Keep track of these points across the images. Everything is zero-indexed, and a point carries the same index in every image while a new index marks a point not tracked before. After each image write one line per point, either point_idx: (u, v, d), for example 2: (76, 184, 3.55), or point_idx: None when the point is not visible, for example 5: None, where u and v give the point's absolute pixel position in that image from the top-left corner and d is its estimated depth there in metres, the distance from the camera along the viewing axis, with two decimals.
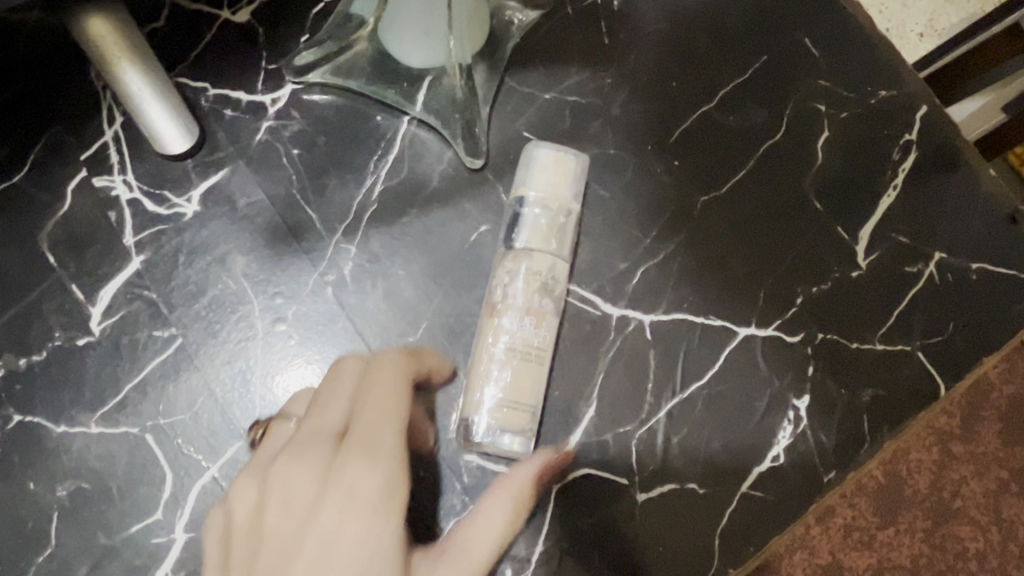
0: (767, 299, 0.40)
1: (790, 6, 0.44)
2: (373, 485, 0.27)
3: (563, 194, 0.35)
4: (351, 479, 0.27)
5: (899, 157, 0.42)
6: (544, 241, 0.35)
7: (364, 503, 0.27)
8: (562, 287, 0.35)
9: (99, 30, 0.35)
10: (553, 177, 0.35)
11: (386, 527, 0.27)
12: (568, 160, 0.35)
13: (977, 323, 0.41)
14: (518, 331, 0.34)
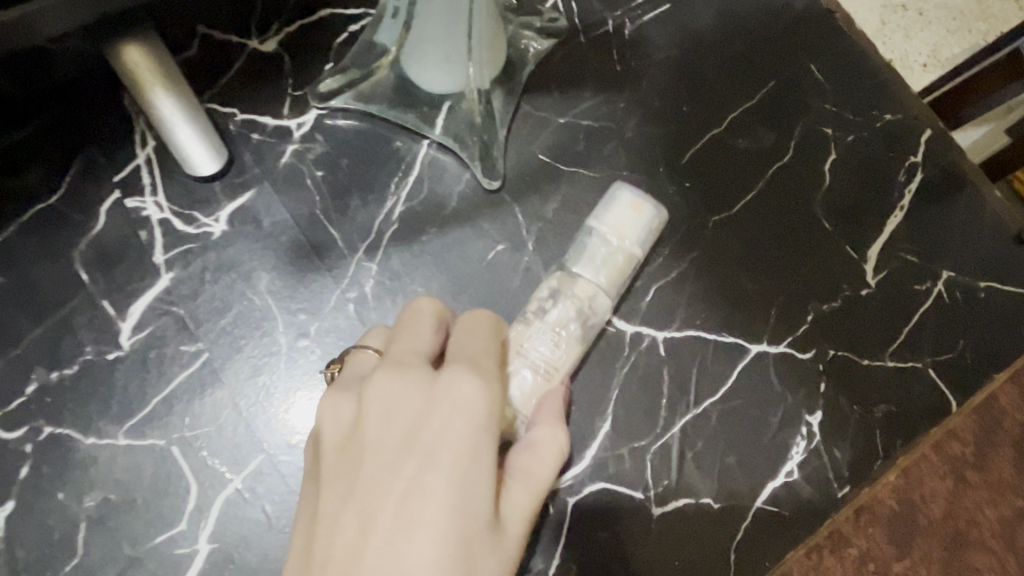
0: (778, 316, 0.40)
1: (796, 34, 0.45)
2: (475, 393, 0.28)
3: (627, 233, 0.35)
4: (453, 391, 0.28)
5: (905, 179, 0.44)
6: (597, 274, 0.35)
7: (465, 409, 0.28)
8: (597, 310, 0.35)
9: (135, 59, 0.36)
10: (625, 216, 0.36)
11: (484, 436, 0.27)
12: (646, 205, 0.36)
13: (987, 340, 0.41)
14: (540, 343, 0.34)
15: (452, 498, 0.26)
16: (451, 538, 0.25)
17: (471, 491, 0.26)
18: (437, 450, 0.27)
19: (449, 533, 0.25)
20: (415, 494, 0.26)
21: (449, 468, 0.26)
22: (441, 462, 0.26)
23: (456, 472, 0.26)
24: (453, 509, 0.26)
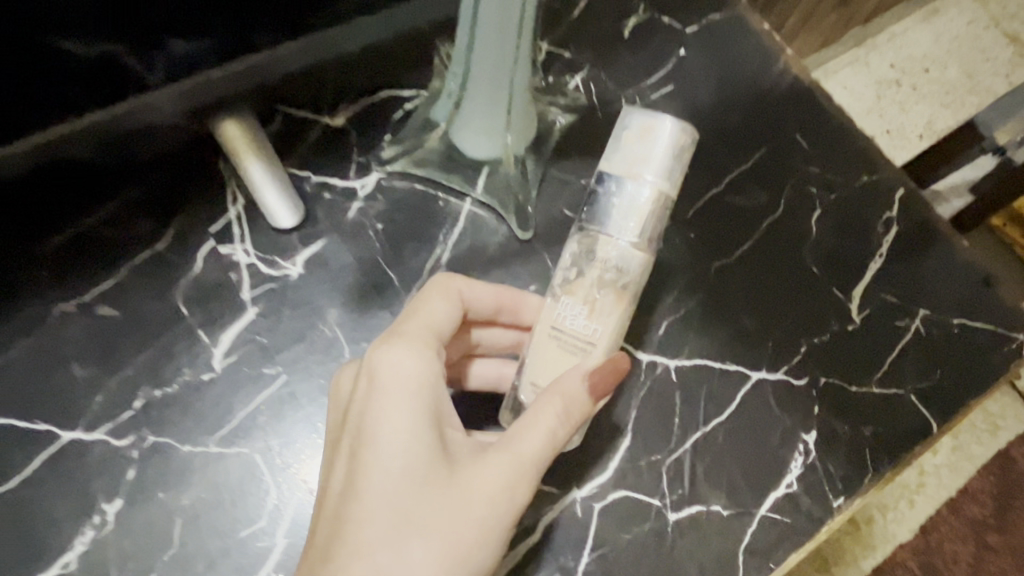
0: (774, 347, 0.46)
1: (783, 109, 0.53)
2: (397, 370, 0.34)
3: (641, 162, 0.36)
4: (382, 371, 0.34)
5: (883, 231, 0.50)
6: (623, 217, 0.36)
7: (386, 394, 0.34)
8: (631, 269, 0.37)
9: (231, 133, 0.45)
10: (638, 145, 0.36)
11: (408, 412, 0.33)
12: (658, 126, 0.36)
13: (961, 370, 0.47)
14: (572, 318, 0.37)
15: (388, 462, 0.32)
16: (384, 496, 0.31)
17: (404, 456, 0.32)
18: (373, 422, 0.33)
19: (383, 498, 0.31)
20: (354, 471, 0.32)
21: (380, 436, 0.33)
22: (373, 435, 0.33)
23: (382, 448, 0.32)
24: (389, 476, 0.32)
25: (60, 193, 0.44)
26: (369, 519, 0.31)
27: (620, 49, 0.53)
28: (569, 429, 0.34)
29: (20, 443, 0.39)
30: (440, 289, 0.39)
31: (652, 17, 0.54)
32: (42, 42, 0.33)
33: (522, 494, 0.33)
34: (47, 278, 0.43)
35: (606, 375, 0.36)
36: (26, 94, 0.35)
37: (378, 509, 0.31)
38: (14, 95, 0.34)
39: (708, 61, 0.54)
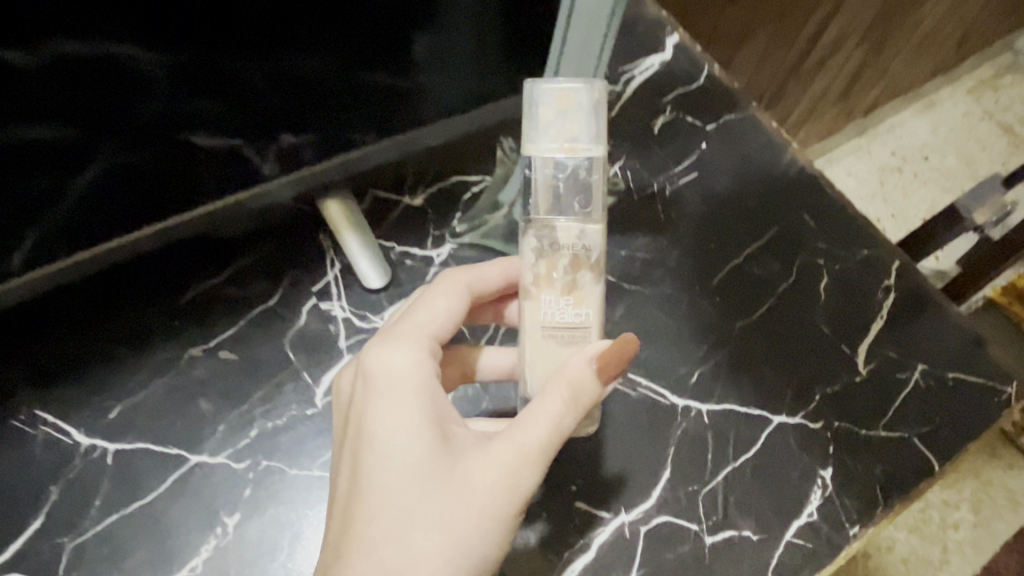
0: (792, 395, 0.53)
1: (791, 193, 0.62)
2: (389, 373, 0.39)
3: (574, 132, 0.39)
4: (378, 375, 0.39)
5: (882, 296, 0.58)
6: (572, 190, 0.39)
7: (382, 398, 0.38)
8: (597, 246, 0.39)
9: (332, 210, 0.54)
10: (561, 118, 0.39)
11: (401, 412, 0.37)
12: (574, 95, 0.39)
13: (958, 417, 0.53)
14: (559, 313, 0.39)
15: (386, 458, 0.36)
16: (385, 488, 0.35)
17: (401, 452, 0.36)
18: (370, 423, 0.37)
19: (384, 494, 0.35)
20: (359, 471, 0.36)
21: (378, 436, 0.36)
22: (372, 434, 0.37)
23: (380, 449, 0.36)
24: (389, 475, 0.35)
25: (199, 253, 0.53)
26: (374, 512, 0.35)
27: (652, 142, 0.63)
28: (570, 417, 0.36)
29: (156, 465, 0.47)
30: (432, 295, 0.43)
31: (677, 116, 0.65)
32: (181, 138, 0.44)
33: (527, 481, 0.35)
34: (181, 326, 0.51)
35: (618, 356, 0.38)
36: (165, 176, 0.46)
37: (381, 506, 0.35)
38: (155, 177, 0.45)
39: (726, 153, 0.63)
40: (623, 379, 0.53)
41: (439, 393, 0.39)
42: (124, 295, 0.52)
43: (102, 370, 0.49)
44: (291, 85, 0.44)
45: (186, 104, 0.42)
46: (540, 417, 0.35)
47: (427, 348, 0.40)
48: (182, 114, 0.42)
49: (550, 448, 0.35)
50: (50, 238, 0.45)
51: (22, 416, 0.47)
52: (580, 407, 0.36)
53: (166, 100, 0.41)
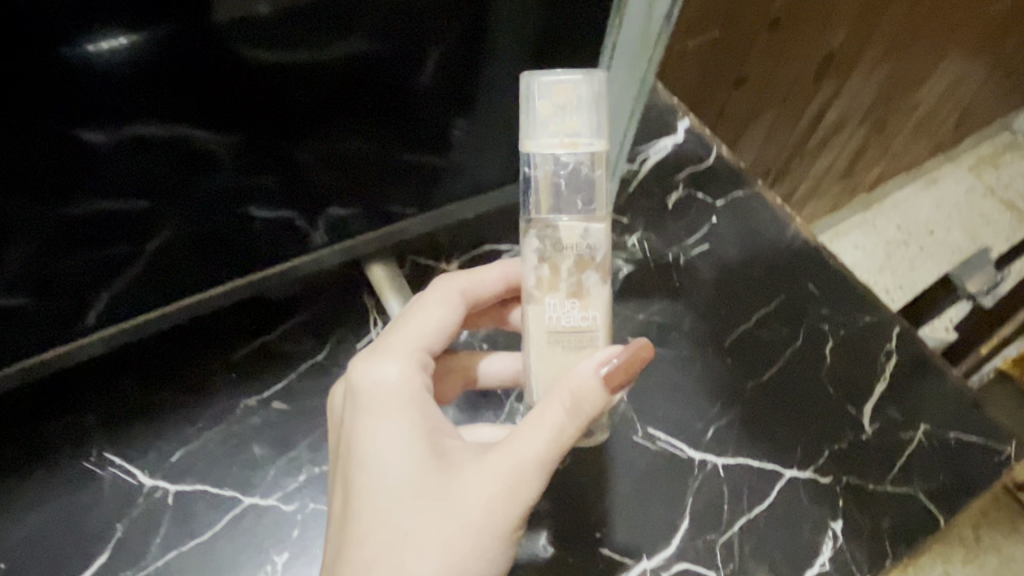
0: (802, 450, 0.57)
1: (796, 263, 0.67)
2: (382, 393, 0.42)
3: (575, 127, 0.41)
4: (370, 395, 0.42)
5: (885, 359, 0.62)
6: (575, 187, 0.42)
7: (373, 416, 0.41)
8: (600, 246, 0.42)
9: (376, 272, 0.60)
10: (560, 114, 0.41)
11: (393, 430, 0.40)
12: (573, 90, 0.41)
13: (960, 475, 0.57)
14: (565, 316, 0.42)
15: (380, 475, 0.39)
16: (380, 505, 0.38)
17: (395, 469, 0.39)
18: (363, 442, 0.40)
19: (378, 509, 0.38)
20: (354, 489, 0.39)
21: (371, 454, 0.39)
22: (367, 452, 0.40)
23: (372, 467, 0.39)
24: (383, 492, 0.38)
25: (256, 314, 0.59)
26: (370, 528, 0.37)
27: (666, 215, 0.69)
28: (571, 428, 0.38)
29: (212, 505, 0.51)
30: (422, 307, 0.47)
31: (689, 192, 0.71)
32: (241, 208, 0.50)
33: (521, 496, 0.38)
34: (236, 378, 0.56)
35: (628, 368, 0.39)
36: (227, 240, 0.52)
37: (377, 522, 0.37)
38: (216, 241, 0.52)
39: (735, 226, 0.69)
40: (642, 433, 0.57)
41: (427, 406, 0.42)
42: (185, 349, 0.57)
43: (165, 417, 0.54)
44: (340, 163, 0.51)
45: (247, 180, 0.48)
46: (537, 431, 0.38)
47: (415, 362, 0.44)
48: (243, 188, 0.49)
49: (548, 459, 0.38)
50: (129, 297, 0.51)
51: (93, 458, 0.52)
52: (583, 415, 0.38)
53: (230, 176, 0.47)
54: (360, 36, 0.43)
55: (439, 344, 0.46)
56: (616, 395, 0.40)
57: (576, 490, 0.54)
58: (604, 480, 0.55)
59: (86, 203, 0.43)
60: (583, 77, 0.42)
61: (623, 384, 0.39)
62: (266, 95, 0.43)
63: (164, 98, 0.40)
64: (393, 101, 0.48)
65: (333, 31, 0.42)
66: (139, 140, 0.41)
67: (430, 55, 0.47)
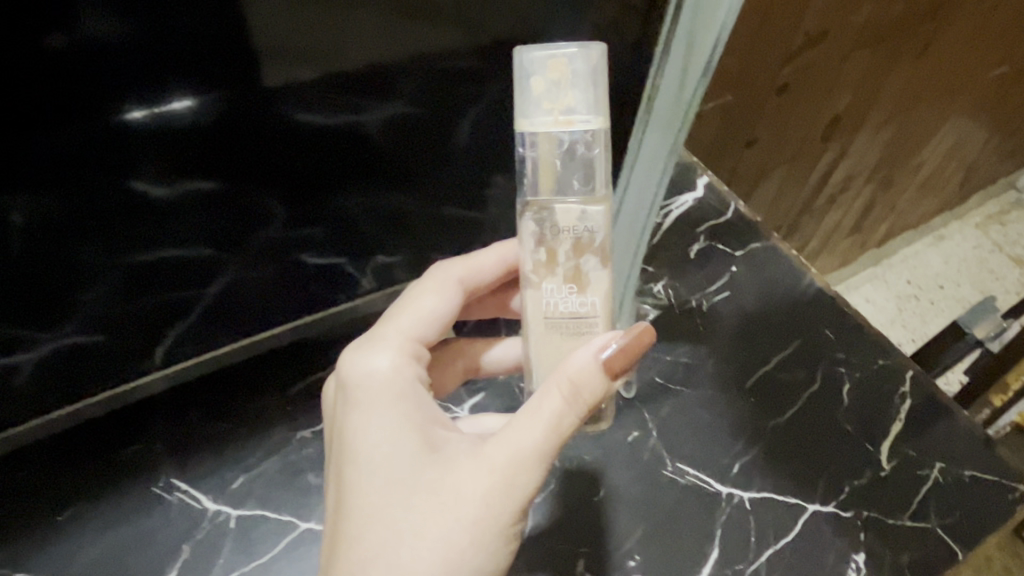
0: (824, 485, 0.60)
1: (812, 310, 0.71)
2: (375, 389, 0.45)
3: (570, 105, 0.41)
4: (361, 392, 0.45)
5: (899, 401, 0.65)
6: (573, 167, 0.42)
7: (365, 410, 0.44)
8: (598, 229, 0.44)
9: None
10: (555, 90, 0.41)
11: (388, 422, 0.43)
12: (567, 65, 0.41)
13: (976, 511, 0.59)
14: (562, 302, 0.44)
15: (374, 467, 0.41)
16: (373, 496, 0.40)
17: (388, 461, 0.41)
18: (357, 437, 0.43)
19: (374, 500, 0.40)
20: (350, 480, 0.42)
21: (365, 447, 0.42)
22: (361, 445, 0.42)
23: (368, 459, 0.41)
24: (376, 482, 0.41)
25: (309, 355, 0.65)
26: (364, 519, 0.40)
27: (688, 265, 0.74)
28: (568, 419, 0.40)
29: (271, 530, 0.55)
30: (416, 297, 0.50)
31: (710, 244, 0.76)
32: (293, 256, 0.56)
33: (518, 488, 0.39)
34: (292, 412, 0.61)
35: (626, 355, 0.41)
36: (282, 284, 0.58)
37: (373, 513, 0.40)
38: (269, 285, 0.57)
39: (753, 275, 0.74)
40: (672, 467, 0.60)
41: (419, 397, 0.45)
42: (243, 381, 0.62)
43: (227, 446, 0.58)
44: (383, 213, 0.56)
45: (298, 232, 0.53)
46: (535, 419, 0.40)
47: (406, 352, 0.47)
48: (293, 236, 0.54)
49: (546, 449, 0.40)
50: (189, 335, 0.56)
51: (161, 484, 0.56)
52: (582, 402, 0.40)
53: (281, 228, 0.52)
54: (399, 101, 0.47)
55: (430, 334, 0.50)
56: (614, 381, 0.42)
57: (611, 521, 0.57)
58: (637, 511, 0.58)
59: (145, 253, 0.48)
60: (577, 51, 0.42)
61: (621, 371, 0.42)
62: (311, 147, 0.47)
63: (235, 153, 0.45)
64: (431, 156, 0.53)
65: (377, 99, 0.46)
66: (188, 194, 0.45)
67: (466, 119, 0.51)
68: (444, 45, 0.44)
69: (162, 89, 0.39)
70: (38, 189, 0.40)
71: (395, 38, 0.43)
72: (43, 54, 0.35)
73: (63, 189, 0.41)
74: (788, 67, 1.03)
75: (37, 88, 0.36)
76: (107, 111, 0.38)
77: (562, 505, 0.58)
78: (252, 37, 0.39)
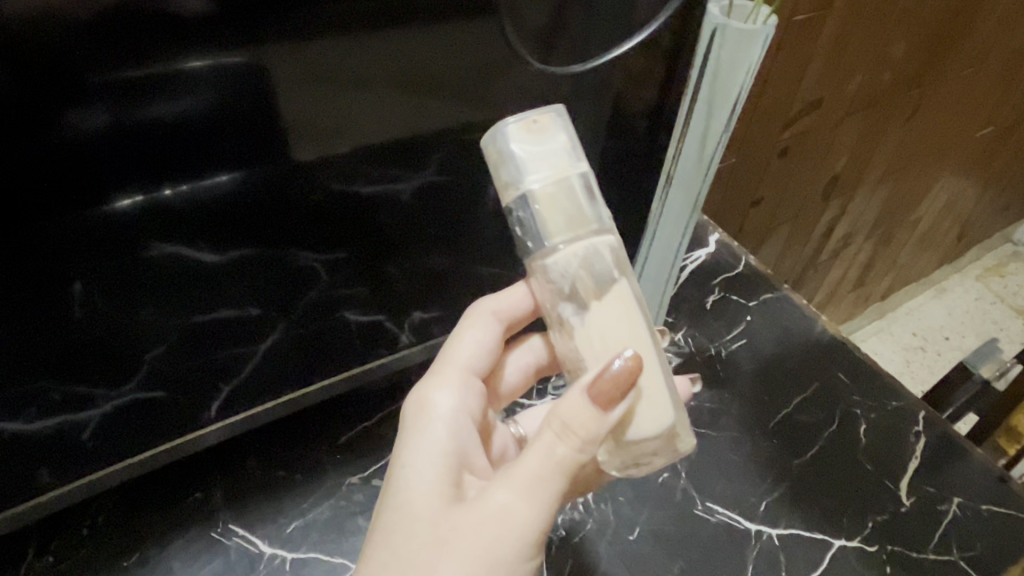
0: (849, 521, 0.63)
1: (826, 355, 0.76)
2: (428, 415, 0.47)
3: (506, 183, 0.44)
4: (415, 417, 0.47)
5: (915, 439, 0.69)
6: (529, 233, 0.44)
7: (413, 433, 0.46)
8: (568, 275, 0.44)
9: None
10: (497, 174, 0.45)
11: (427, 448, 0.45)
12: (495, 148, 0.44)
13: (997, 542, 0.62)
14: (565, 342, 0.46)
15: (408, 484, 0.43)
16: (398, 511, 0.42)
17: (420, 482, 0.43)
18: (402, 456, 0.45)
19: (391, 519, 0.42)
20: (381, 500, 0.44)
21: (404, 467, 0.44)
22: (402, 465, 0.44)
23: (405, 479, 0.43)
24: (405, 499, 0.42)
25: (358, 407, 0.69)
26: (389, 532, 0.41)
27: (706, 315, 0.79)
28: (557, 452, 0.40)
29: (324, 572, 0.57)
30: (460, 334, 0.53)
31: (725, 295, 0.81)
32: (337, 312, 0.60)
33: (523, 516, 0.39)
34: (342, 460, 0.65)
35: None
36: (332, 341, 0.62)
37: (395, 526, 0.41)
38: (317, 341, 0.61)
39: (768, 323, 0.78)
40: (702, 506, 0.63)
41: (463, 430, 0.47)
42: (294, 435, 0.66)
43: (282, 492, 0.62)
44: (422, 271, 0.62)
45: (340, 291, 0.58)
46: (536, 452, 0.40)
47: (460, 383, 0.50)
48: (339, 295, 0.59)
49: (546, 479, 0.40)
50: (245, 387, 0.60)
51: (219, 528, 0.59)
52: (574, 434, 0.39)
53: (324, 287, 0.57)
54: (429, 169, 0.54)
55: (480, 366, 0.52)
56: (614, 414, 0.41)
57: (648, 558, 0.60)
58: (672, 548, 0.61)
59: (191, 315, 0.52)
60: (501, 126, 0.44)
61: (618, 400, 0.41)
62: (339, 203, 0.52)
63: (268, 207, 0.49)
64: (463, 215, 0.60)
65: (413, 163, 0.53)
66: (230, 253, 0.50)
67: None
68: (469, 118, 0.52)
69: (204, 169, 0.44)
70: (95, 258, 0.45)
71: (429, 112, 0.50)
72: (100, 144, 0.40)
73: (105, 258, 0.45)
74: (788, 131, 1.10)
75: (96, 176, 0.41)
76: (156, 187, 0.44)
77: (600, 544, 0.61)
78: (287, 122, 0.45)
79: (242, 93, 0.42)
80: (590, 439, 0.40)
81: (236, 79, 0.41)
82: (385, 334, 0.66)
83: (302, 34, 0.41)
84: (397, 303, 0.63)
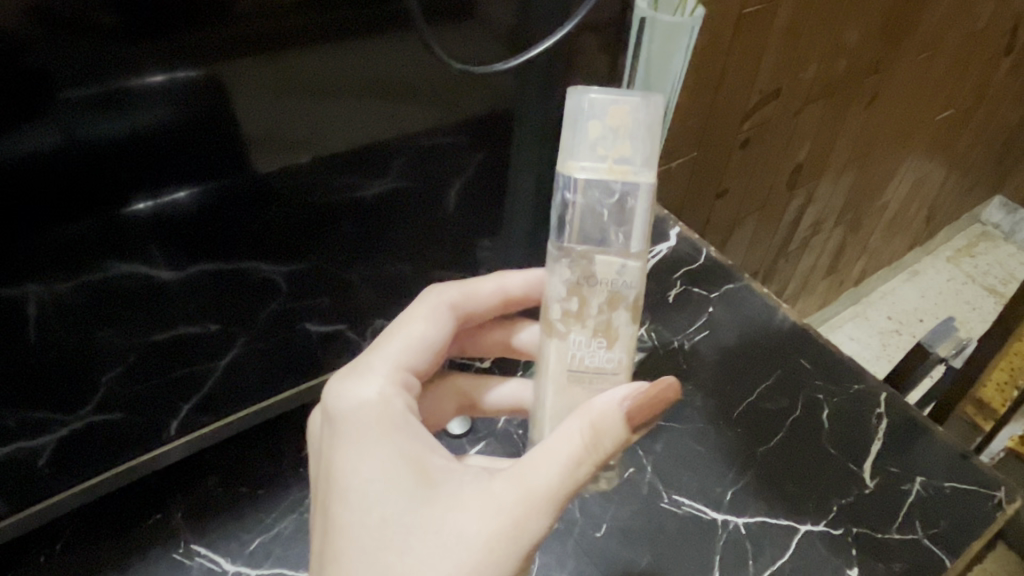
0: (814, 506, 0.63)
1: (788, 343, 0.76)
2: (368, 424, 0.42)
3: (626, 156, 0.40)
4: (354, 430, 0.42)
5: (877, 421, 0.69)
6: (621, 222, 0.41)
7: (358, 447, 0.41)
8: (635, 285, 0.42)
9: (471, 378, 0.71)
10: (612, 137, 0.40)
11: (384, 455, 0.40)
12: (630, 115, 0.40)
13: (961, 518, 0.62)
14: (589, 355, 0.42)
15: (376, 511, 0.38)
16: (372, 539, 0.38)
17: (388, 504, 0.39)
18: (354, 479, 0.40)
19: (368, 541, 0.38)
20: (340, 519, 0.39)
21: (362, 492, 0.39)
22: (360, 491, 0.39)
23: (368, 501, 0.39)
24: (377, 525, 0.38)
25: None
26: (369, 561, 0.37)
27: (668, 309, 0.79)
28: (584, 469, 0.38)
29: None
30: (407, 322, 0.49)
31: (686, 288, 0.82)
32: (295, 324, 0.59)
33: (533, 526, 0.37)
34: (305, 472, 0.64)
35: (652, 405, 0.39)
36: (290, 354, 0.61)
37: (377, 555, 0.37)
38: (275, 355, 0.61)
39: (730, 313, 0.79)
40: (668, 499, 0.64)
41: (414, 430, 0.43)
42: (257, 450, 0.66)
43: (244, 509, 0.61)
44: (380, 281, 0.61)
45: (300, 302, 0.58)
46: (557, 464, 0.38)
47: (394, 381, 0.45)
48: (296, 309, 0.58)
49: (559, 495, 0.38)
50: (202, 405, 0.59)
51: (181, 549, 0.59)
52: (602, 451, 0.38)
53: (285, 300, 0.56)
54: (381, 180, 0.53)
55: (420, 363, 0.48)
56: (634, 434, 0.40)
57: (616, 559, 0.60)
58: (640, 544, 0.61)
59: (149, 334, 0.51)
60: (638, 101, 0.41)
61: (645, 422, 0.40)
62: (287, 211, 0.50)
63: (227, 224, 0.48)
64: (418, 225, 0.59)
65: (363, 174, 0.52)
66: (185, 266, 0.49)
67: (453, 186, 0.58)
68: (415, 127, 0.52)
69: (162, 187, 0.44)
70: (48, 274, 0.43)
71: (378, 121, 0.49)
72: (55, 166, 0.39)
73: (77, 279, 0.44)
74: (745, 125, 1.11)
75: (49, 194, 0.40)
76: (115, 209, 0.43)
77: (570, 548, 0.60)
78: (245, 134, 0.44)
79: (196, 107, 0.41)
80: (614, 454, 0.39)
81: (189, 91, 0.40)
82: (345, 346, 0.65)
83: (242, 48, 0.40)
84: (356, 315, 0.63)
